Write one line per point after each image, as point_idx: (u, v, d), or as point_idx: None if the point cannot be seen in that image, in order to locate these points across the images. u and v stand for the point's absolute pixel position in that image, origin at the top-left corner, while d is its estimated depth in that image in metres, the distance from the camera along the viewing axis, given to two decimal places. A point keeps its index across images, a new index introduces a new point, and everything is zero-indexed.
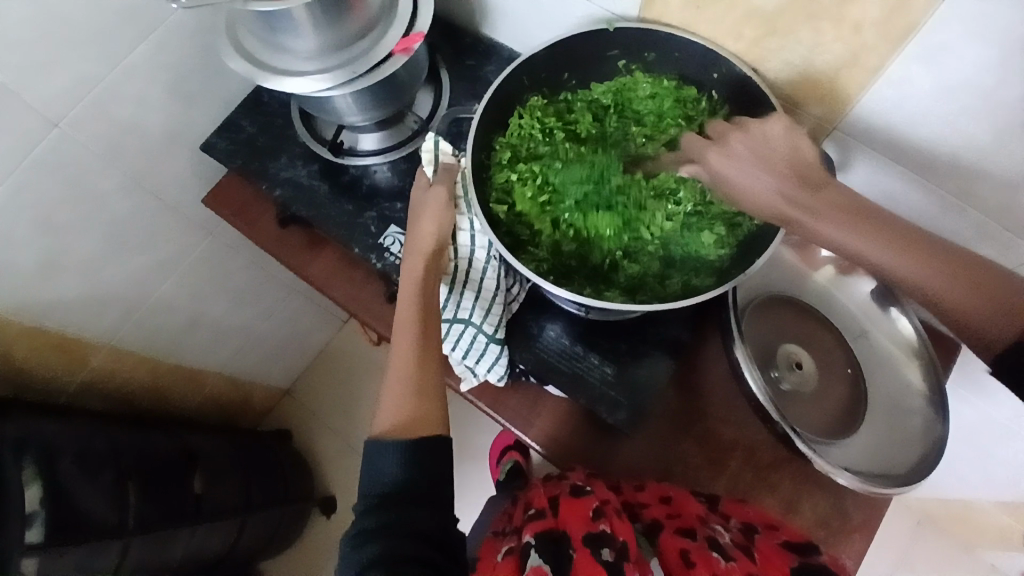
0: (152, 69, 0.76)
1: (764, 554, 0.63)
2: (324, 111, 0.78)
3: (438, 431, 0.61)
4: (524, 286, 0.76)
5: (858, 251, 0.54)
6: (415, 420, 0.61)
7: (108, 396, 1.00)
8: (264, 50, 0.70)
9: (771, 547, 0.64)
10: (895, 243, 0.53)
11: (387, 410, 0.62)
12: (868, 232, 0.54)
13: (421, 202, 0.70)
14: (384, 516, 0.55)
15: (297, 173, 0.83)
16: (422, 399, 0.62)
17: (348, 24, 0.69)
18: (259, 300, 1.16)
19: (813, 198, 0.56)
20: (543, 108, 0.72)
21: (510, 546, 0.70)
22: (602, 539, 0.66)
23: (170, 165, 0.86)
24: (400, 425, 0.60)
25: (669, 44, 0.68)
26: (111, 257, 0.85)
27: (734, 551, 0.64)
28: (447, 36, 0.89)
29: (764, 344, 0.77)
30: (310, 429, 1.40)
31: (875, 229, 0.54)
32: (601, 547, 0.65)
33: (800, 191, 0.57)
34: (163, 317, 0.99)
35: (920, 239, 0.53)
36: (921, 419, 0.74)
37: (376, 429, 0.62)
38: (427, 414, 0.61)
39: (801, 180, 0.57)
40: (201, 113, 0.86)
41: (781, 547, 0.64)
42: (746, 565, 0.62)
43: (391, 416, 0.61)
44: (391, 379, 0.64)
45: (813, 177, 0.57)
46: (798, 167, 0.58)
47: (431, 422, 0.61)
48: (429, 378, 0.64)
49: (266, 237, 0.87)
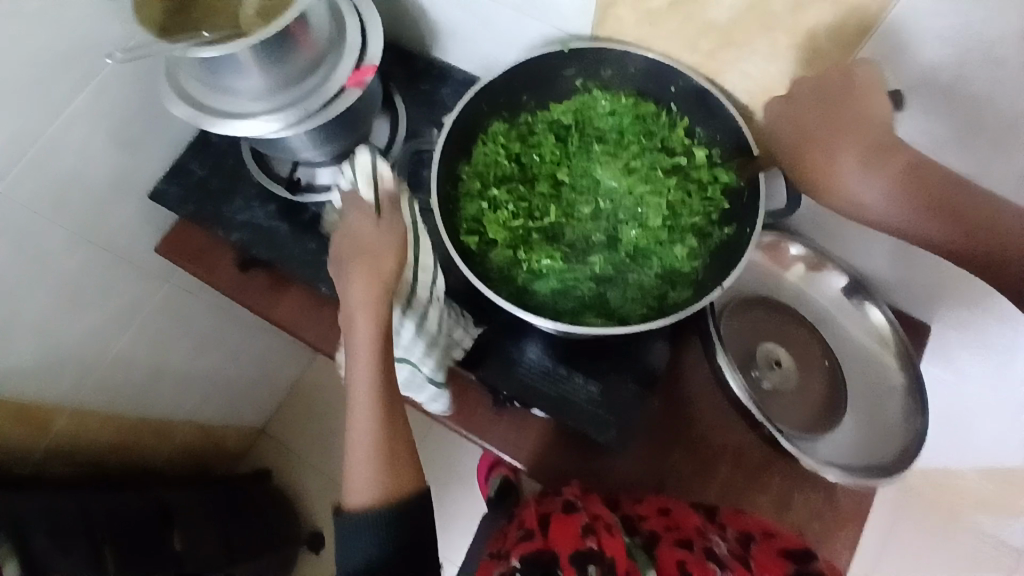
0: (94, 121, 0.72)
1: (761, 565, 0.65)
2: (277, 148, 0.75)
3: (415, 483, 0.61)
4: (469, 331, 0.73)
5: (853, 177, 0.53)
6: (387, 485, 0.59)
7: (76, 461, 0.95)
8: (209, 94, 0.68)
9: (768, 560, 0.66)
10: (932, 206, 0.50)
11: (358, 474, 0.60)
12: (916, 193, 0.51)
13: (371, 237, 0.59)
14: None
15: (256, 214, 0.81)
16: (395, 460, 0.60)
17: (298, 60, 0.67)
18: (225, 341, 1.12)
19: (872, 154, 0.52)
20: (506, 133, 0.72)
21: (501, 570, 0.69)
22: (589, 558, 0.64)
23: (120, 215, 0.82)
24: (378, 492, 0.59)
25: (626, 59, 0.67)
26: (66, 318, 0.81)
27: (732, 563, 0.65)
28: (400, 60, 0.87)
29: (740, 346, 0.79)
30: (290, 466, 1.36)
31: (929, 200, 0.50)
32: (588, 564, 0.64)
33: (861, 147, 0.53)
34: (124, 375, 0.95)
35: (921, 175, 0.51)
36: (902, 409, 0.76)
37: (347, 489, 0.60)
38: (398, 476, 0.60)
39: (859, 137, 0.53)
40: (148, 158, 0.82)
41: (780, 558, 0.66)
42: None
43: (369, 481, 0.59)
44: (353, 438, 0.60)
45: (868, 134, 0.53)
46: (860, 122, 0.53)
47: (407, 475, 0.61)
48: (396, 432, 0.61)
49: (228, 282, 0.83)
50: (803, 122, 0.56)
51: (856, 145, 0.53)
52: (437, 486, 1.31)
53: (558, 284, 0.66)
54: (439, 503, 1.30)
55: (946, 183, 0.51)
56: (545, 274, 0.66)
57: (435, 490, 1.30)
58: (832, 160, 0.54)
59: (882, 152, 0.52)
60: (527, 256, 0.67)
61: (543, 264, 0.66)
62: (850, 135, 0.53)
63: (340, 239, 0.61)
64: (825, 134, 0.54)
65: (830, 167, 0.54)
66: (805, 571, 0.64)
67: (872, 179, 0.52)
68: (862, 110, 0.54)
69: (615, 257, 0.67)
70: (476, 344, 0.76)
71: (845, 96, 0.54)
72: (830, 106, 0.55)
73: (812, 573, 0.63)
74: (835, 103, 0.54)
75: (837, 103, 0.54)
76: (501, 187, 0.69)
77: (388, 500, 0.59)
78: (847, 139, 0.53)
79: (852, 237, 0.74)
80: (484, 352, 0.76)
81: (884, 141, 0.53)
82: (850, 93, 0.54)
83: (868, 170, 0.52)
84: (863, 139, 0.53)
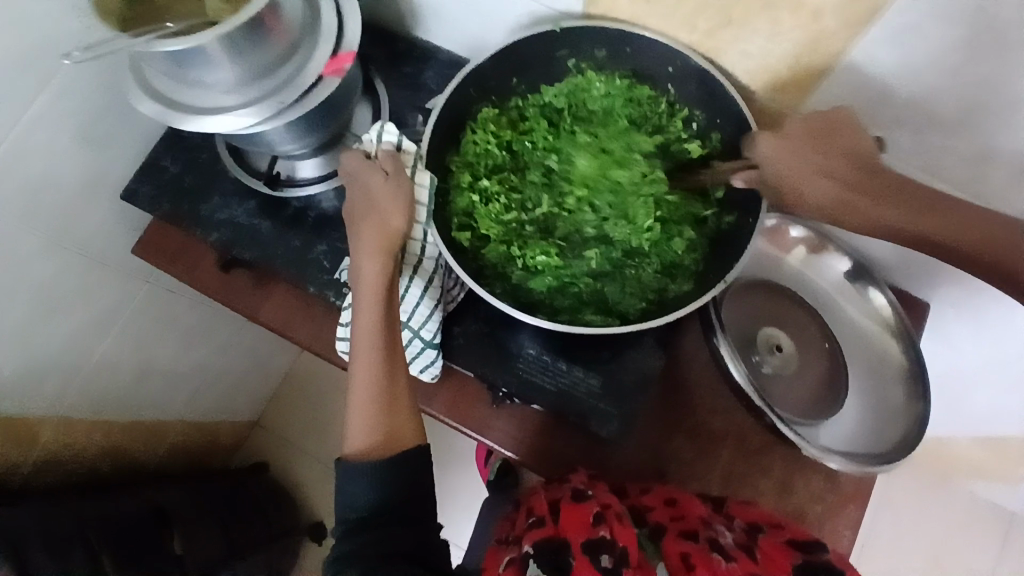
0: (56, 121, 0.67)
1: (768, 556, 0.59)
2: (253, 143, 0.71)
3: (414, 441, 0.57)
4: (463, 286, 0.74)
5: (847, 209, 0.54)
6: (389, 438, 0.56)
7: (66, 469, 0.93)
8: (177, 88, 0.63)
9: (773, 547, 0.60)
10: (935, 221, 0.52)
11: (357, 420, 0.57)
12: (926, 218, 0.52)
13: (380, 192, 0.61)
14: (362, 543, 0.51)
15: (235, 212, 0.77)
16: (397, 411, 0.57)
17: (271, 49, 0.62)
18: (211, 337, 1.09)
19: (864, 183, 0.54)
20: (496, 119, 0.68)
21: (508, 561, 0.60)
22: (601, 547, 0.58)
23: (92, 218, 0.79)
24: (378, 441, 0.56)
25: (620, 38, 0.64)
26: (44, 328, 0.78)
27: (735, 551, 0.60)
28: (379, 41, 0.83)
29: (741, 330, 0.76)
30: (286, 456, 1.35)
31: (928, 216, 0.52)
32: (599, 554, 0.57)
33: (852, 176, 0.54)
34: (108, 380, 0.92)
35: (911, 194, 0.53)
36: (903, 393, 0.75)
37: (347, 449, 0.57)
38: (402, 430, 0.57)
39: (848, 165, 0.54)
40: (118, 157, 0.78)
41: (785, 547, 0.60)
42: (747, 566, 0.58)
43: (368, 431, 0.56)
44: (353, 391, 0.57)
45: (859, 164, 0.54)
46: (840, 151, 0.54)
47: (406, 431, 0.57)
48: (398, 386, 0.58)
49: (210, 282, 0.80)
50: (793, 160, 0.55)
51: (845, 186, 0.54)
52: (436, 470, 1.30)
53: (554, 280, 0.65)
54: (438, 488, 1.30)
55: (943, 204, 0.53)
56: (540, 270, 0.65)
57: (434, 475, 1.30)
58: (825, 204, 0.55)
59: (874, 179, 0.54)
60: (522, 253, 0.65)
61: (538, 260, 0.64)
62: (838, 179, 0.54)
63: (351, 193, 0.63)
64: (811, 178, 0.55)
65: (827, 201, 0.55)
66: (811, 561, 0.57)
67: (876, 213, 0.53)
68: (852, 139, 0.54)
69: (613, 249, 0.65)
70: (471, 340, 0.74)
71: (831, 134, 0.55)
72: (814, 146, 0.55)
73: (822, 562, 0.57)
74: (816, 142, 0.55)
75: (817, 142, 0.55)
76: (491, 179, 0.67)
77: (388, 450, 0.55)
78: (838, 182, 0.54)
79: None
80: (479, 348, 0.74)
81: (868, 166, 0.54)
82: (833, 129, 0.55)
83: (867, 208, 0.54)
84: (855, 178, 0.54)
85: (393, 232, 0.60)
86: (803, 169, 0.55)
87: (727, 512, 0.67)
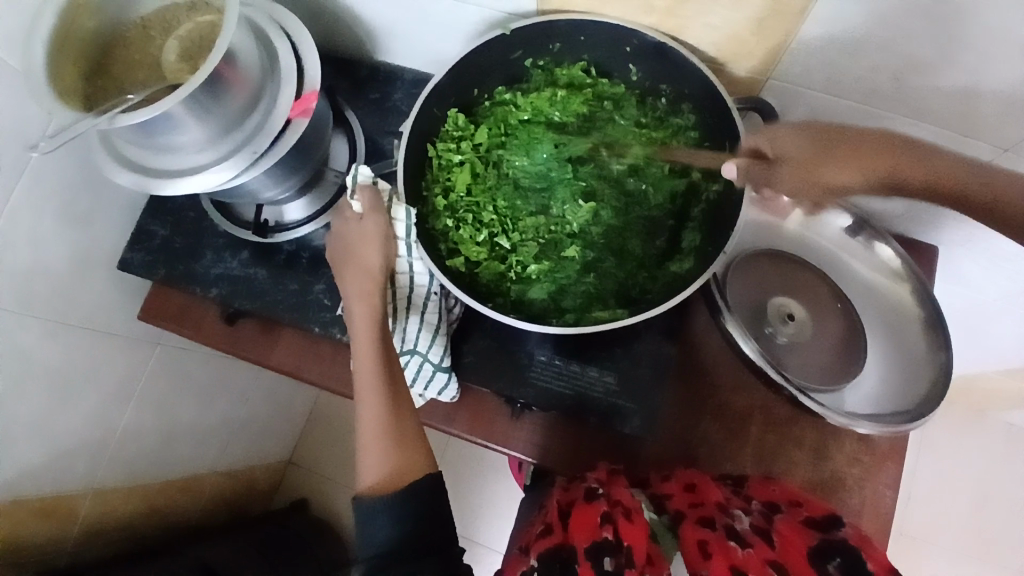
0: (37, 206, 0.68)
1: (784, 537, 0.56)
2: (236, 196, 0.71)
3: (426, 470, 0.56)
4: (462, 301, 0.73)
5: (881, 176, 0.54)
6: (403, 468, 0.55)
7: (110, 539, 0.94)
8: (151, 155, 0.64)
9: (791, 529, 0.57)
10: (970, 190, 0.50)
11: (367, 458, 0.56)
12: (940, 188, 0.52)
13: (357, 235, 0.63)
14: None
15: (229, 265, 0.78)
16: (405, 442, 0.56)
17: (234, 101, 0.62)
18: (228, 385, 1.11)
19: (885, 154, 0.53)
20: (466, 129, 0.68)
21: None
22: (604, 549, 0.55)
23: (91, 293, 0.79)
24: (388, 475, 0.55)
25: (572, 29, 0.62)
26: (61, 407, 0.78)
27: (752, 537, 0.57)
28: (342, 73, 0.83)
29: (751, 302, 0.75)
30: (324, 489, 1.36)
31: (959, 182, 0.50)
32: (602, 556, 0.54)
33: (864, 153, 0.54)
34: (137, 444, 0.92)
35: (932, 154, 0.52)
36: (923, 345, 0.73)
37: (362, 486, 0.55)
38: (412, 459, 0.56)
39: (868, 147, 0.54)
40: (106, 230, 0.79)
41: (803, 527, 0.57)
42: (763, 552, 0.55)
43: (379, 467, 0.55)
44: (364, 431, 0.57)
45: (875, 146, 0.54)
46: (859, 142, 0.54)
47: (416, 462, 0.56)
48: (406, 421, 0.58)
49: (218, 337, 0.81)
50: (822, 154, 0.56)
51: (863, 158, 0.54)
52: (472, 479, 1.31)
53: (551, 285, 0.65)
54: (478, 497, 1.30)
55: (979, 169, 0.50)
56: (536, 279, 0.66)
57: (471, 483, 1.30)
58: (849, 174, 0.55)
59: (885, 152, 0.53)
60: (512, 267, 0.66)
61: (530, 270, 0.66)
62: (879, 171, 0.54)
63: (330, 248, 0.66)
64: (828, 156, 0.55)
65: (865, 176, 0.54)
66: (828, 540, 0.54)
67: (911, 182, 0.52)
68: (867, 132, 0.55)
69: (604, 243, 0.66)
70: (481, 355, 0.73)
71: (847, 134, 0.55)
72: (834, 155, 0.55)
73: (840, 540, 0.54)
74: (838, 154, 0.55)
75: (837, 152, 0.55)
76: (473, 196, 0.68)
77: (398, 482, 0.54)
78: (873, 160, 0.53)
79: None
80: (488, 362, 0.73)
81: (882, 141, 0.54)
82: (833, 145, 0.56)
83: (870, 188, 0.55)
84: (878, 151, 0.53)
85: (374, 270, 0.62)
86: (831, 156, 0.55)
87: (745, 495, 0.65)
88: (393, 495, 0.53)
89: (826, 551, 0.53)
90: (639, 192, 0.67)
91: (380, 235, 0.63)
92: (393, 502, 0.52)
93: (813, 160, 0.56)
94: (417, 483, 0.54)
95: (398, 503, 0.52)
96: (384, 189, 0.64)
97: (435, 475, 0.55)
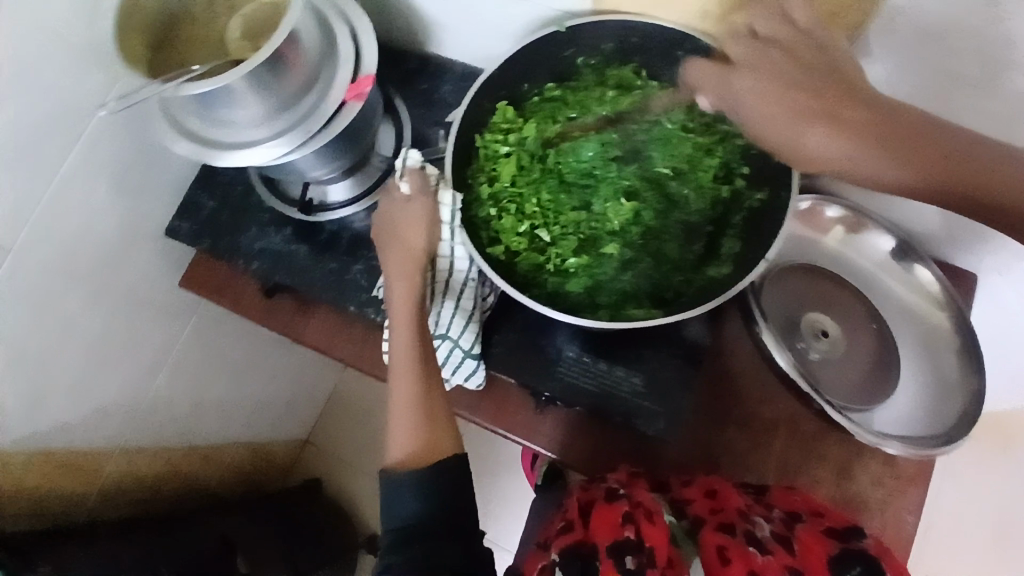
0: (95, 171, 0.71)
1: (805, 545, 0.57)
2: (285, 173, 0.73)
3: (454, 450, 0.57)
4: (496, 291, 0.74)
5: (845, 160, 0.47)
6: (431, 446, 0.56)
7: (131, 500, 0.96)
8: (209, 127, 0.66)
9: (812, 537, 0.57)
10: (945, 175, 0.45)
11: (397, 433, 0.57)
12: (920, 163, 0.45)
13: (403, 215, 0.64)
14: (412, 552, 0.51)
15: (272, 240, 0.80)
16: (434, 421, 0.57)
17: (292, 80, 0.64)
18: (256, 362, 1.12)
19: (857, 123, 0.47)
20: (514, 122, 0.69)
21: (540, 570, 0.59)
22: (626, 548, 0.56)
23: (138, 259, 0.82)
24: (417, 451, 0.56)
25: (625, 30, 0.63)
26: (99, 366, 0.80)
27: (771, 544, 0.57)
28: (394, 62, 0.85)
29: (785, 315, 0.75)
30: (338, 473, 1.37)
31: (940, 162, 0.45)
32: (624, 556, 0.55)
33: (837, 116, 0.47)
34: (165, 409, 0.95)
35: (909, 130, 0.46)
36: (958, 370, 0.73)
37: (390, 460, 0.56)
38: (441, 438, 0.57)
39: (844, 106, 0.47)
40: (157, 198, 0.82)
41: (823, 535, 0.57)
42: (783, 560, 0.55)
43: (409, 442, 0.56)
44: (395, 407, 0.58)
45: (846, 107, 0.47)
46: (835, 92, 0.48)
47: (444, 441, 0.57)
48: (437, 400, 0.59)
49: (255, 310, 0.83)
50: (792, 118, 0.48)
51: (835, 125, 0.47)
52: (484, 476, 1.31)
53: (588, 280, 0.66)
54: (488, 494, 1.30)
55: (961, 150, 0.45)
56: (573, 273, 0.67)
57: (482, 480, 1.31)
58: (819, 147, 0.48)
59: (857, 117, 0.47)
60: (551, 259, 0.67)
61: (569, 263, 0.67)
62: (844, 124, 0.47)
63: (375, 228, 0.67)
64: (800, 122, 0.48)
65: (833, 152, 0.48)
66: (849, 549, 0.55)
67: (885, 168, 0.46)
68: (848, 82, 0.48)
69: (643, 242, 0.67)
70: (510, 346, 0.74)
71: (823, 76, 0.48)
72: (783, 95, 0.48)
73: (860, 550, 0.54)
74: (794, 95, 0.48)
75: (796, 95, 0.48)
76: (517, 187, 0.69)
77: (426, 459, 0.55)
78: (842, 130, 0.47)
79: None
80: (517, 354, 0.74)
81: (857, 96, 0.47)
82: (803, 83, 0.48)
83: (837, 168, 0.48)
84: (852, 121, 0.47)
85: (417, 252, 0.63)
86: (801, 119, 0.48)
87: (766, 502, 0.65)
88: (420, 471, 0.54)
89: (846, 559, 0.54)
90: (681, 195, 0.67)
91: (424, 219, 0.64)
92: (419, 478, 0.53)
93: (780, 128, 0.49)
94: (443, 462, 0.54)
95: (424, 480, 0.53)
96: (433, 173, 0.66)
97: (461, 456, 0.56)
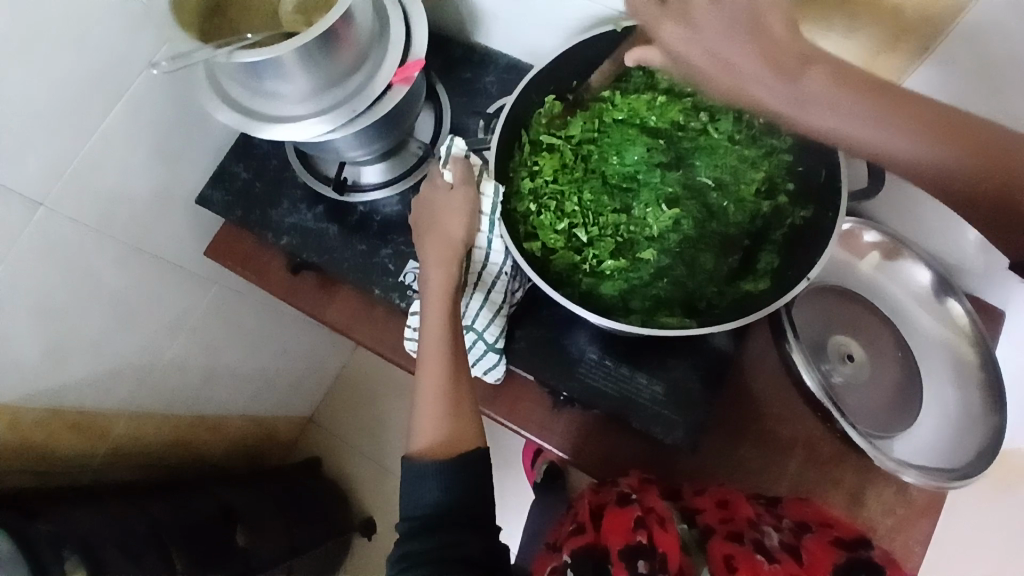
0: (134, 133, 0.71)
1: (813, 555, 0.57)
2: (323, 151, 0.73)
3: (477, 442, 0.57)
4: (525, 286, 0.73)
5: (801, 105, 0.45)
6: (456, 437, 0.56)
7: (135, 463, 0.96)
8: (253, 98, 0.65)
9: (819, 547, 0.58)
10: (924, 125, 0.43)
11: (422, 422, 0.57)
12: (913, 127, 0.43)
13: (444, 206, 0.64)
14: (429, 541, 0.50)
15: (303, 216, 0.80)
16: (460, 413, 0.57)
17: (342, 58, 0.63)
18: (270, 337, 1.12)
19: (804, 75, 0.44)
20: (560, 120, 0.69)
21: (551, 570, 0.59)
22: (639, 552, 0.55)
23: (167, 224, 0.81)
24: (442, 442, 0.55)
25: None
26: (118, 327, 0.80)
27: (780, 554, 0.57)
28: (439, 49, 0.84)
29: (812, 336, 0.75)
30: (338, 454, 1.37)
31: (905, 115, 0.43)
32: (637, 560, 0.55)
33: (784, 66, 0.45)
34: (179, 375, 0.95)
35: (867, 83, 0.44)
36: (980, 405, 0.72)
37: (413, 447, 0.56)
38: (465, 431, 0.57)
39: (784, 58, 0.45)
40: (191, 164, 0.81)
41: (830, 545, 0.58)
42: (791, 569, 0.55)
43: (434, 432, 0.56)
44: (423, 394, 0.58)
45: (794, 52, 0.45)
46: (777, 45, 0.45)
47: (468, 433, 0.57)
48: (464, 391, 0.59)
49: (280, 285, 0.83)
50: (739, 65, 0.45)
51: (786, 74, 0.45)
52: None
53: (623, 284, 0.66)
54: None
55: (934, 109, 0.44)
56: (608, 275, 0.66)
57: None
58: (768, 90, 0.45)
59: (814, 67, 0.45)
60: (588, 259, 0.67)
61: (606, 265, 0.66)
62: (835, 74, 0.44)
63: (413, 215, 0.67)
64: (751, 68, 0.45)
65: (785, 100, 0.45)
66: (857, 561, 0.55)
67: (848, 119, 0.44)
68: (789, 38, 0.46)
69: (680, 250, 0.67)
70: (534, 343, 0.74)
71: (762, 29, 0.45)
72: (762, 47, 0.45)
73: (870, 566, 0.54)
74: (775, 47, 0.45)
75: (777, 45, 0.45)
76: (558, 185, 0.68)
77: (450, 450, 0.55)
78: (796, 78, 0.44)
79: (925, 210, 0.71)
80: (541, 352, 0.74)
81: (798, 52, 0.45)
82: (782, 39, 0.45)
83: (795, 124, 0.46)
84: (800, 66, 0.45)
85: (455, 242, 0.63)
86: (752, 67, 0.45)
87: (777, 512, 0.64)
88: (443, 460, 0.53)
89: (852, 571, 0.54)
90: (723, 207, 0.67)
91: (466, 209, 0.64)
92: (440, 467, 0.53)
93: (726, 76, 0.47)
94: (465, 454, 0.54)
95: (445, 470, 0.53)
96: (476, 164, 0.66)
97: (483, 449, 0.56)
